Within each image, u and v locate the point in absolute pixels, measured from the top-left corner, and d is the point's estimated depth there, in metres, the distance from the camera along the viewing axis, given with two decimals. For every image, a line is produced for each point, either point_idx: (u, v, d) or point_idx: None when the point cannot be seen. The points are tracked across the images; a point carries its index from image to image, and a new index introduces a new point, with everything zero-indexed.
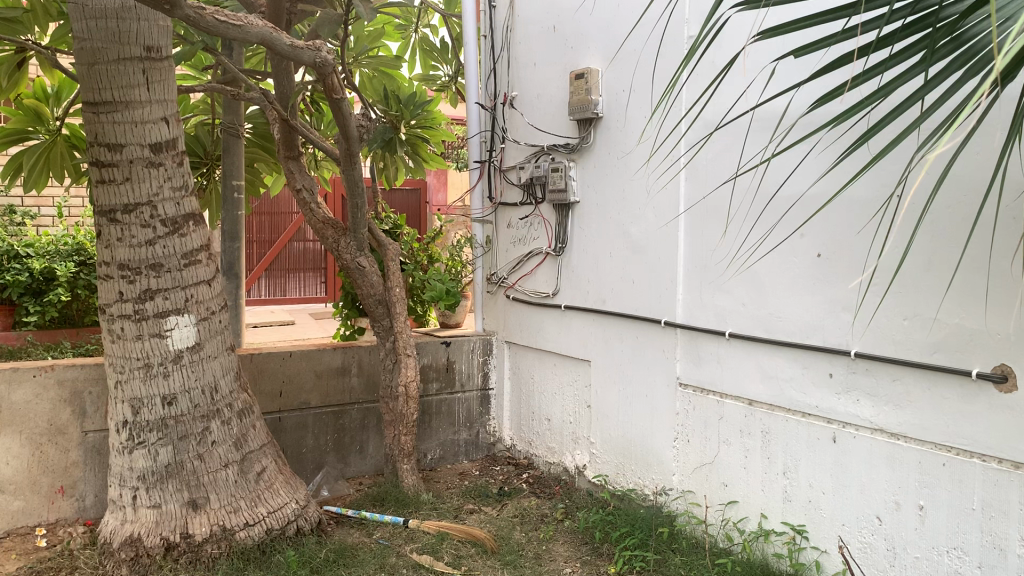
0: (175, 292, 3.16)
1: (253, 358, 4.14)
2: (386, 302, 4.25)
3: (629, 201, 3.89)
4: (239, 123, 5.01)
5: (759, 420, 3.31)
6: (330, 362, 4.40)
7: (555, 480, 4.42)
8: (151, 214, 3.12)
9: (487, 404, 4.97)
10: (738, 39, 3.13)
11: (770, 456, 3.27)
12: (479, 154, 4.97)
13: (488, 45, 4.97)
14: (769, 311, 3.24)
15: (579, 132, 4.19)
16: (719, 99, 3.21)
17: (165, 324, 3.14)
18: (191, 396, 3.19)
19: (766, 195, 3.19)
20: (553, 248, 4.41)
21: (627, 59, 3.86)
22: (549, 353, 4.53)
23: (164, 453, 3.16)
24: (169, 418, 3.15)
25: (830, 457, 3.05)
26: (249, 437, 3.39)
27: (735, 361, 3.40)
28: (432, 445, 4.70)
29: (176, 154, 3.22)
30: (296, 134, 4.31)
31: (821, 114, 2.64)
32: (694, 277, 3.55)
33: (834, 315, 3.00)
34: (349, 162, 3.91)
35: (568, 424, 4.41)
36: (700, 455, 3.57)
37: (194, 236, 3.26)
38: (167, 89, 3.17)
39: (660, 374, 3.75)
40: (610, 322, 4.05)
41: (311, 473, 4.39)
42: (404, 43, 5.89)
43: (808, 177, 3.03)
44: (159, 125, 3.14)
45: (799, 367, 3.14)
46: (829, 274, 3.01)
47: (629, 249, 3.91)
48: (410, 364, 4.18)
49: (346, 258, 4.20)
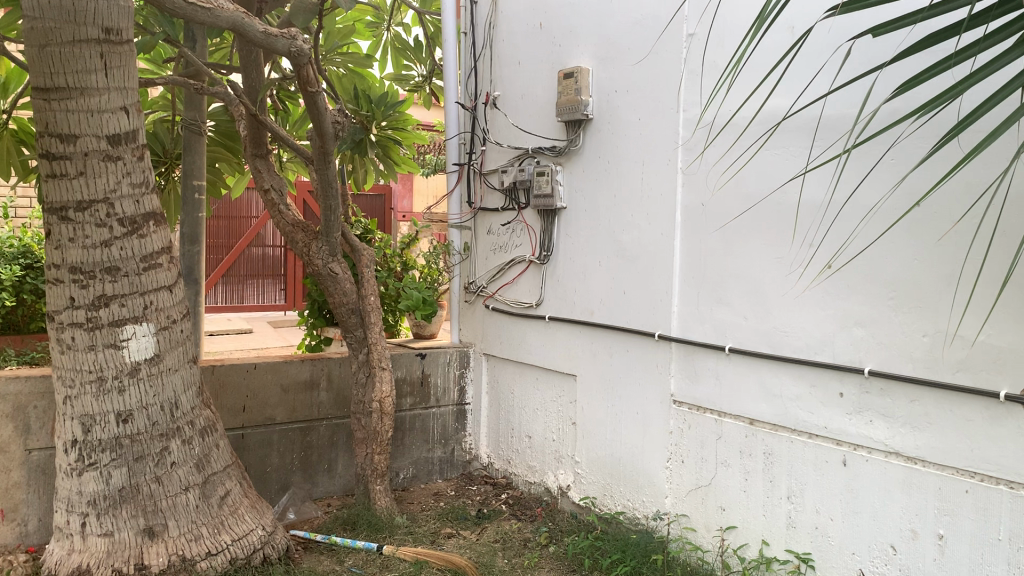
0: (132, 298, 2.88)
1: (214, 371, 3.85)
2: (360, 312, 3.99)
3: (622, 208, 3.68)
4: (202, 120, 4.73)
5: (761, 440, 3.12)
6: (298, 375, 4.13)
7: (536, 501, 4.20)
8: (107, 212, 2.83)
9: (462, 420, 4.73)
10: (781, 29, 2.93)
11: (773, 479, 3.08)
12: (457, 156, 4.80)
13: (469, 43, 4.77)
14: (774, 325, 3.05)
15: (567, 134, 3.98)
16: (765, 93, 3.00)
17: (120, 333, 2.85)
18: (150, 412, 2.91)
19: (778, 203, 3.01)
20: (538, 255, 4.19)
21: (624, 57, 3.66)
22: (530, 367, 4.32)
23: (117, 476, 2.86)
24: (124, 437, 2.87)
25: (839, 481, 2.87)
26: (212, 458, 3.11)
27: (734, 378, 3.20)
28: (405, 463, 4.45)
29: (136, 147, 2.94)
30: (264, 130, 4.04)
31: (903, 98, 2.45)
32: (690, 289, 3.37)
33: (846, 330, 2.82)
34: (323, 161, 3.65)
35: (550, 442, 4.19)
36: (696, 477, 3.37)
37: (155, 237, 2.98)
38: (128, 75, 2.89)
39: (653, 390, 3.55)
40: (599, 335, 3.84)
41: (276, 494, 4.11)
42: (375, 41, 5.66)
43: (824, 185, 2.85)
44: (118, 115, 2.86)
45: (806, 386, 2.96)
46: (843, 288, 2.83)
47: (619, 257, 3.72)
48: (385, 378, 3.93)
49: (317, 263, 3.93)
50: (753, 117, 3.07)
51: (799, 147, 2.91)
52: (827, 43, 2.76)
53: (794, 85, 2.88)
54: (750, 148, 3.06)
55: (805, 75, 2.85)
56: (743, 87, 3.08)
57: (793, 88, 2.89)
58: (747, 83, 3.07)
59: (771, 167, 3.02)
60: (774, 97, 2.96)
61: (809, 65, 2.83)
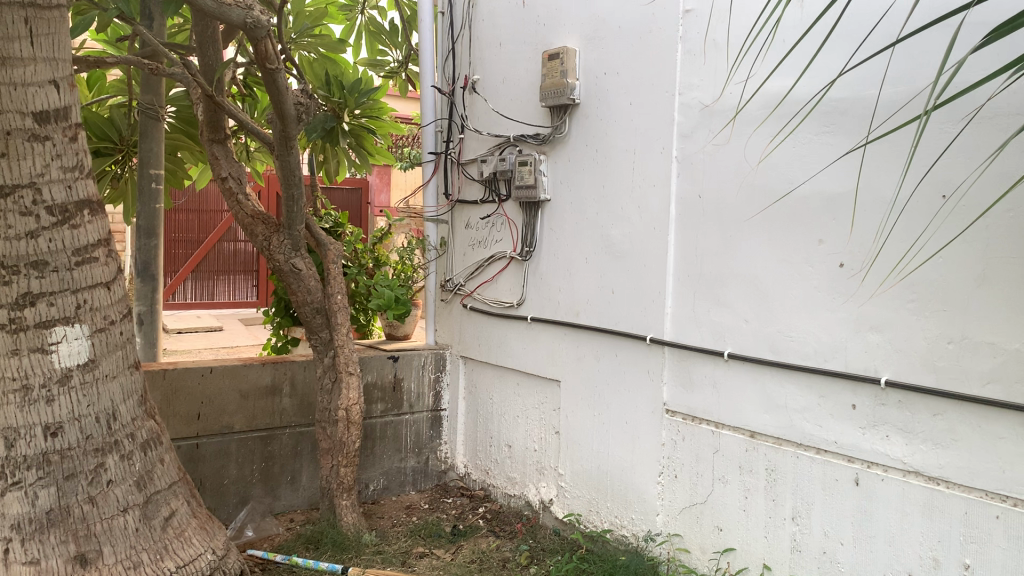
0: (62, 296, 2.49)
1: (165, 376, 3.54)
2: (325, 312, 3.67)
3: (611, 199, 3.40)
4: (159, 104, 4.37)
5: (763, 456, 2.84)
6: (258, 380, 3.81)
7: (516, 516, 3.90)
8: (32, 198, 2.44)
9: (438, 427, 4.44)
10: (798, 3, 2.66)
11: (776, 499, 2.81)
12: (434, 145, 4.51)
13: (447, 23, 4.46)
14: (778, 329, 2.77)
15: (552, 120, 3.69)
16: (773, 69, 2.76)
17: (49, 336, 2.47)
18: (83, 425, 2.54)
19: (783, 194, 2.74)
20: (519, 252, 3.90)
21: (613, 36, 3.37)
22: (511, 371, 4.02)
23: (44, 497, 2.46)
24: (54, 452, 2.48)
25: (851, 502, 2.59)
26: (155, 475, 2.76)
27: (733, 386, 2.92)
28: (375, 474, 4.16)
29: (68, 126, 2.56)
30: (223, 113, 3.70)
31: (999, 53, 2.21)
32: (685, 288, 3.09)
33: (859, 335, 2.55)
34: (285, 147, 3.34)
35: (531, 452, 3.90)
36: (690, 493, 3.09)
37: (90, 228, 2.60)
38: (58, 44, 2.52)
39: (644, 398, 3.26)
40: (584, 338, 3.55)
41: (234, 509, 3.79)
42: (349, 25, 5.33)
43: (835, 173, 2.59)
44: (47, 90, 2.48)
45: (814, 397, 2.68)
46: (856, 288, 2.55)
47: (607, 253, 3.43)
48: (353, 385, 3.62)
49: (278, 259, 3.61)
50: (757, 98, 2.80)
51: (811, 132, 2.65)
52: (864, 17, 2.50)
53: (827, 57, 2.61)
54: (760, 133, 2.79)
55: (833, 51, 2.59)
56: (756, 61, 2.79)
57: (816, 68, 2.63)
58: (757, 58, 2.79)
59: (775, 153, 2.75)
60: (790, 76, 2.71)
61: (844, 36, 2.56)
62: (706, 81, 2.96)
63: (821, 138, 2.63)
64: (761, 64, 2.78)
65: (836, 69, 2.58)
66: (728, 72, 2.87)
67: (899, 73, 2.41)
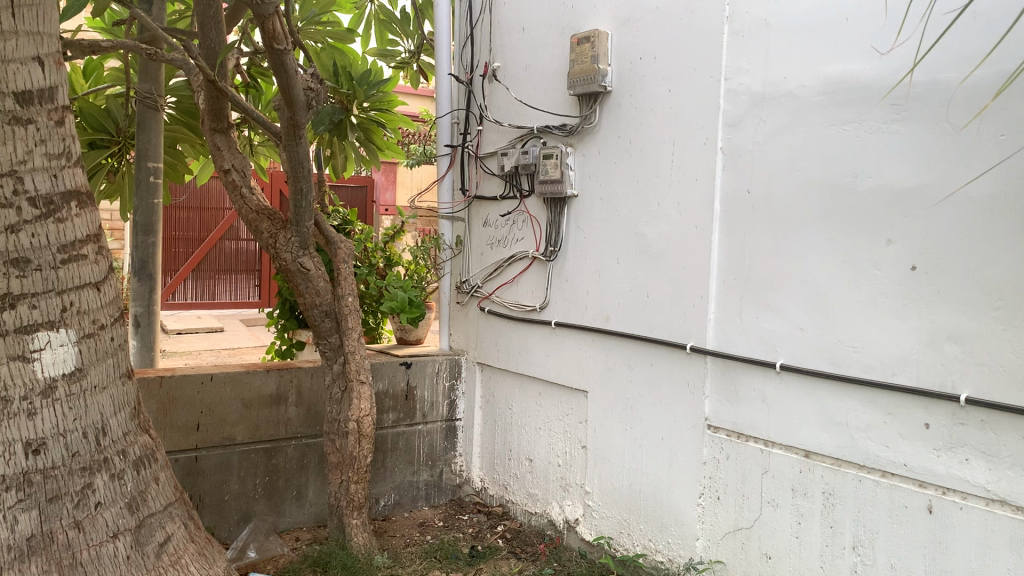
0: (46, 298, 2.00)
1: (163, 385, 3.28)
2: (336, 316, 3.41)
3: (646, 196, 3.13)
4: (158, 93, 4.09)
5: (820, 479, 2.57)
6: (262, 388, 3.55)
7: (538, 536, 3.64)
8: (13, 188, 1.96)
9: (452, 438, 4.19)
10: None
11: (833, 525, 2.54)
12: (449, 138, 4.25)
13: (464, 8, 4.19)
14: (839, 339, 2.50)
15: (580, 110, 3.43)
16: (955, 13, 2.19)
17: (30, 342, 1.97)
18: (69, 441, 2.05)
19: (845, 189, 2.48)
20: (543, 251, 3.63)
21: (651, 18, 3.10)
22: (533, 381, 3.76)
23: (23, 521, 1.98)
24: (35, 472, 1.99)
25: (922, 533, 2.32)
26: (149, 496, 2.26)
27: (785, 401, 2.66)
28: (386, 488, 3.91)
29: (54, 109, 2.08)
30: (226, 100, 3.43)
31: None
32: (730, 292, 2.83)
33: (934, 347, 2.28)
34: (293, 136, 3.07)
35: (554, 467, 3.63)
36: (734, 517, 2.83)
37: (78, 222, 2.10)
38: (43, 17, 2.06)
39: (683, 411, 2.99)
40: (614, 346, 3.29)
41: (235, 527, 3.53)
42: (357, 14, 5.01)
43: (906, 165, 2.33)
44: (30, 68, 2.02)
45: (880, 414, 2.41)
46: (932, 294, 2.28)
47: (642, 253, 3.16)
48: (365, 394, 3.36)
49: (285, 258, 3.35)
50: (818, 84, 2.54)
51: (879, 120, 2.38)
52: None
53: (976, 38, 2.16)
54: (821, 121, 2.53)
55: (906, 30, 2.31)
56: (824, 43, 2.51)
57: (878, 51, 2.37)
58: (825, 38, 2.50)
59: (836, 143, 2.50)
60: (856, 59, 2.43)
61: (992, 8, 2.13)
62: (764, 65, 2.69)
63: (890, 127, 2.36)
64: (822, 46, 2.52)
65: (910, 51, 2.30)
66: (790, 56, 2.61)
67: (984, 53, 2.14)
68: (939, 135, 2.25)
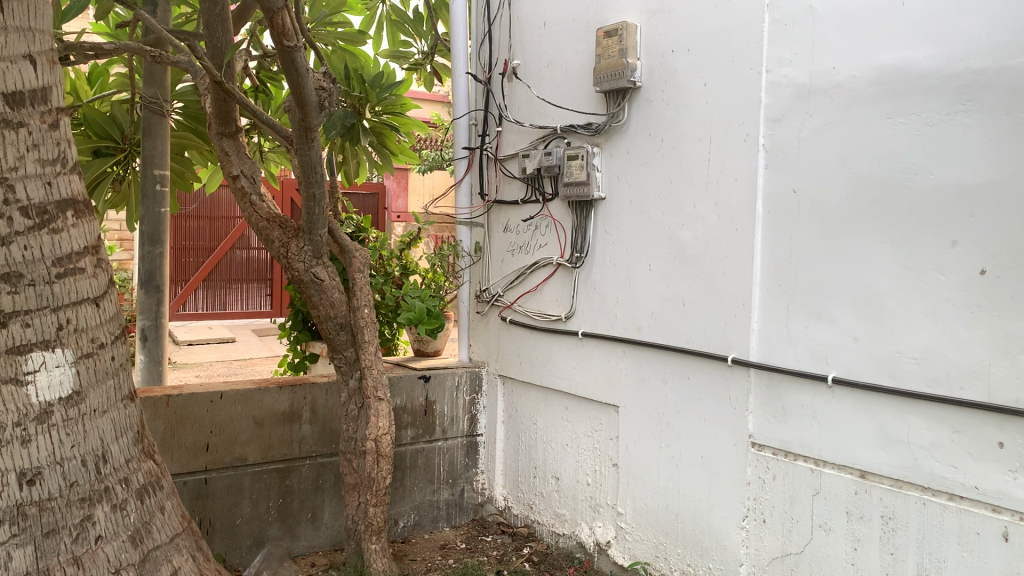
0: (41, 316, 1.81)
1: (169, 404, 3.11)
2: (351, 328, 3.23)
3: (681, 198, 2.94)
4: (164, 98, 3.93)
5: (878, 501, 2.37)
6: (274, 406, 3.38)
7: (567, 559, 3.44)
8: (4, 197, 1.78)
9: (473, 455, 4.00)
10: None
11: (894, 552, 2.33)
12: (467, 140, 4.08)
13: (482, 4, 4.01)
14: (898, 350, 2.30)
15: (607, 107, 3.24)
16: None
17: (23, 364, 1.78)
18: (67, 470, 1.85)
19: (902, 187, 2.28)
20: (568, 257, 3.45)
21: (684, 9, 2.92)
22: (559, 395, 3.57)
23: (17, 558, 1.77)
24: (30, 504, 1.79)
25: (998, 562, 2.10)
26: (153, 528, 2.05)
27: (838, 417, 2.45)
28: (406, 509, 3.72)
29: (48, 111, 1.90)
30: (233, 103, 3.24)
31: None
32: (775, 300, 2.63)
33: (1008, 358, 2.07)
34: (304, 140, 2.88)
35: (583, 486, 3.44)
36: (782, 542, 2.63)
37: (75, 233, 1.91)
38: (35, 10, 1.87)
39: (724, 427, 2.80)
40: (647, 357, 3.10)
41: (248, 552, 3.35)
42: (368, 15, 4.83)
43: (972, 159, 2.13)
44: (22, 67, 1.84)
45: (946, 432, 2.20)
46: (1004, 300, 2.07)
47: (676, 258, 2.97)
48: (382, 411, 3.17)
49: (297, 268, 3.17)
50: (874, 72, 2.34)
51: (944, 111, 2.18)
52: None
53: None
54: (875, 114, 2.34)
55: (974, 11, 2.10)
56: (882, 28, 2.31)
57: (943, 34, 2.17)
58: (883, 23, 2.30)
59: (892, 138, 2.30)
60: (918, 44, 2.23)
61: None
62: (812, 55, 2.50)
63: (956, 118, 2.16)
64: (879, 31, 2.32)
65: (972, 35, 2.10)
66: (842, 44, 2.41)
67: None
68: (1011, 126, 2.04)
